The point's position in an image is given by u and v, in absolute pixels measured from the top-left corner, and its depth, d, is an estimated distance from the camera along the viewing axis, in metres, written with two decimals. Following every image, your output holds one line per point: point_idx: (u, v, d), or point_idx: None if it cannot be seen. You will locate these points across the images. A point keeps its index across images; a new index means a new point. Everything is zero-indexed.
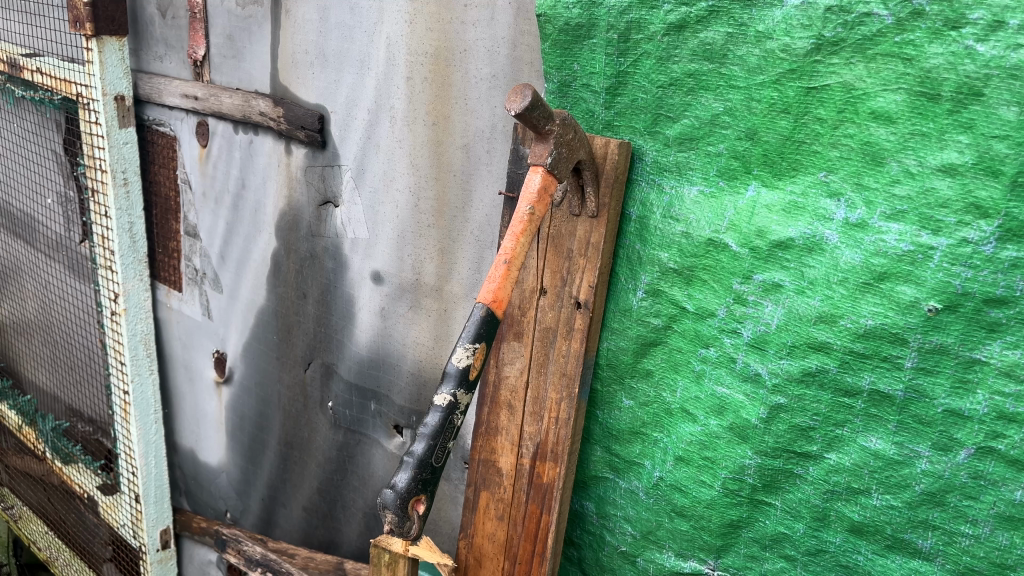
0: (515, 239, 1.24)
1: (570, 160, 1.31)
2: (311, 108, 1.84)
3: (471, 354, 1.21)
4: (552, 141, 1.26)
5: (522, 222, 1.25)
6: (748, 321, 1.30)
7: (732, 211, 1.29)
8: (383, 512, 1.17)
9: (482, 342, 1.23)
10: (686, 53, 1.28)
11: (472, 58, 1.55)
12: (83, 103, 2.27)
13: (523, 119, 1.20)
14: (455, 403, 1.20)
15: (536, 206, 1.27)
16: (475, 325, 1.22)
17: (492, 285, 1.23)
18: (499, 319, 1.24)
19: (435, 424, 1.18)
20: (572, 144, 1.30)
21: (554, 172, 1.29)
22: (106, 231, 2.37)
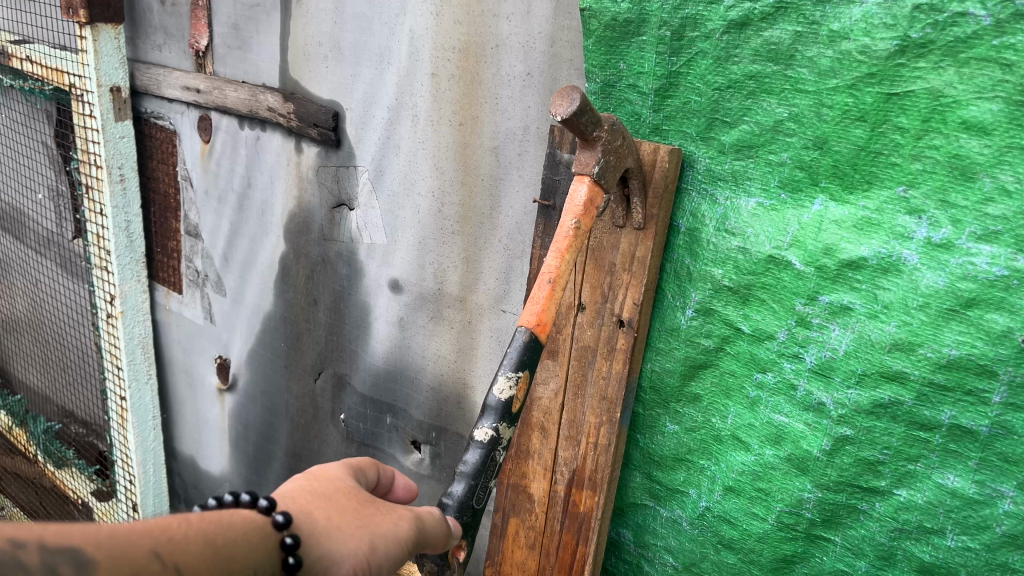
0: (560, 256, 1.14)
1: (618, 169, 1.20)
2: (325, 104, 1.72)
3: (514, 385, 1.11)
4: (599, 148, 1.15)
5: (567, 238, 1.15)
6: (811, 346, 1.20)
7: (796, 226, 1.19)
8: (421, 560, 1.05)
9: (525, 370, 1.12)
10: (748, 53, 1.17)
11: (505, 54, 1.43)
12: (76, 95, 2.13)
13: (569, 125, 1.10)
14: (498, 438, 1.11)
15: (582, 219, 1.16)
16: (517, 353, 1.12)
17: (535, 307, 1.14)
18: (543, 344, 1.14)
19: (475, 462, 1.08)
20: (620, 152, 1.19)
21: (601, 182, 1.17)
22: (101, 229, 2.25)
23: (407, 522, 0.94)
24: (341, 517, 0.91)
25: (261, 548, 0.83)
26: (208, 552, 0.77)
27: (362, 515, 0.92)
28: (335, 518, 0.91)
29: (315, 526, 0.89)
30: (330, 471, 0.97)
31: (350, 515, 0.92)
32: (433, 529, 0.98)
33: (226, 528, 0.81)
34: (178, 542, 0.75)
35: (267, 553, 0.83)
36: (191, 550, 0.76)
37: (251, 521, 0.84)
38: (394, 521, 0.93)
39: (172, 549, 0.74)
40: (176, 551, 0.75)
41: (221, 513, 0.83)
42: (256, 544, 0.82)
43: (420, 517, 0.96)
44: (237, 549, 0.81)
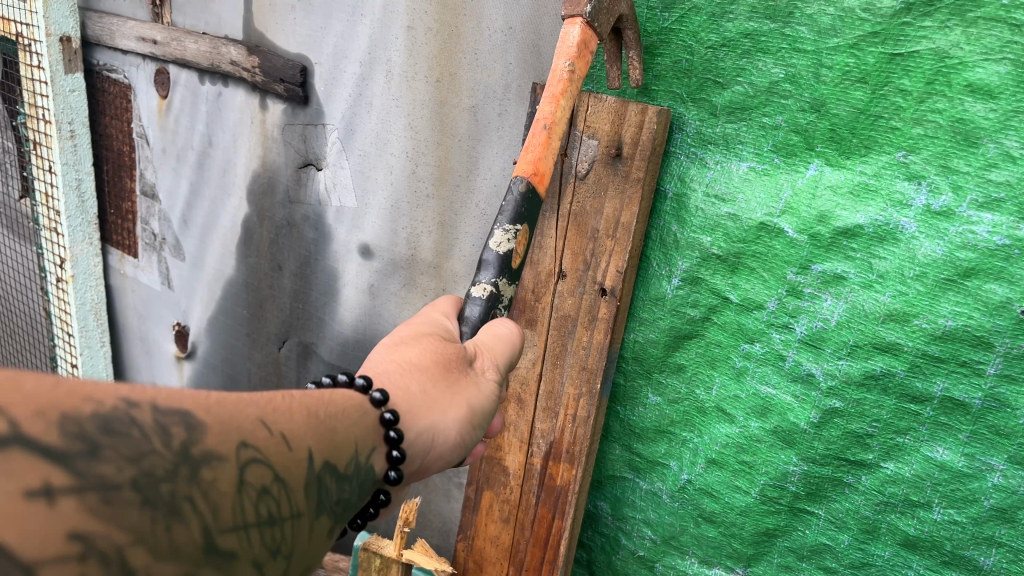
0: (555, 98, 1.08)
1: (611, 15, 1.13)
2: (292, 58, 1.64)
3: (513, 239, 1.02)
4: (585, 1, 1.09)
5: (561, 82, 1.09)
6: (802, 316, 1.16)
7: (789, 191, 1.14)
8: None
9: (524, 224, 1.04)
10: (744, 10, 1.12)
11: (487, 7, 1.36)
12: (24, 45, 2.02)
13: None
14: (498, 296, 1.02)
15: (577, 62, 1.10)
16: (517, 200, 1.04)
17: (532, 153, 1.07)
18: (542, 195, 1.07)
19: (475, 318, 1.00)
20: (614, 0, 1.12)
21: (594, 24, 1.10)
22: (50, 188, 2.13)
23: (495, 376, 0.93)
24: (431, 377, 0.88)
25: (367, 431, 0.79)
26: (308, 421, 0.73)
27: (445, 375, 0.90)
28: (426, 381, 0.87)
29: (413, 402, 0.85)
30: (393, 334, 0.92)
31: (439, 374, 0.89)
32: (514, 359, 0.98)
33: (325, 403, 0.77)
34: (274, 409, 0.70)
35: (366, 431, 0.79)
36: (289, 417, 0.71)
37: (352, 405, 0.79)
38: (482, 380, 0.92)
39: (273, 413, 0.69)
40: (277, 416, 0.70)
41: (318, 392, 0.78)
42: (363, 426, 0.79)
43: (505, 360, 0.95)
44: (337, 422, 0.76)
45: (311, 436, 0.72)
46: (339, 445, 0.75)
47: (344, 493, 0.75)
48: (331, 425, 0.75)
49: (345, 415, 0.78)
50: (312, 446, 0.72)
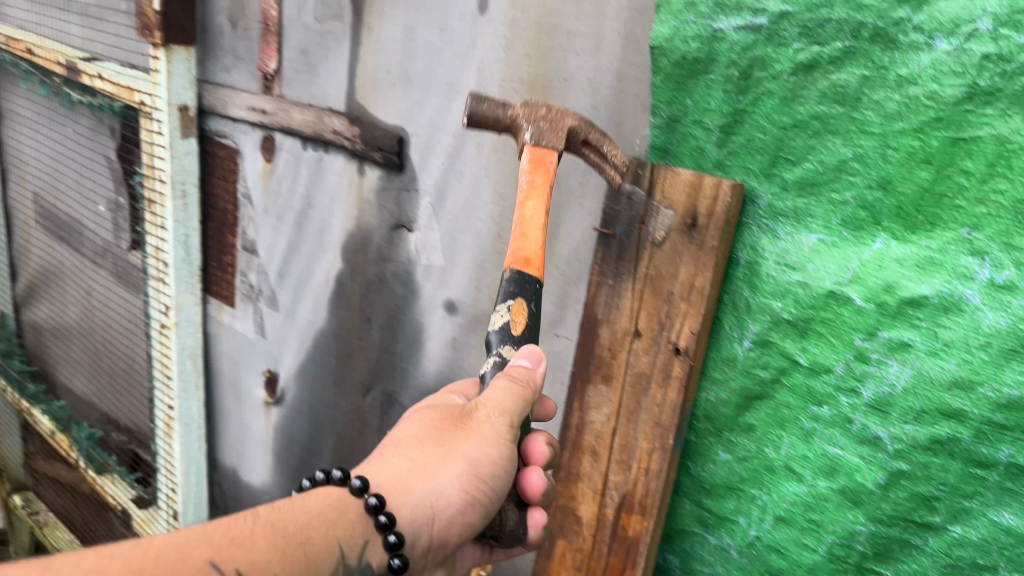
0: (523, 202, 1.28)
1: (561, 130, 1.26)
2: (390, 129, 1.79)
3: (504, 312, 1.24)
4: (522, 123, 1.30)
5: (525, 192, 1.28)
6: (869, 381, 1.22)
7: (857, 262, 1.21)
8: (497, 535, 1.24)
9: (518, 296, 1.24)
10: (814, 95, 1.20)
11: (573, 87, 1.48)
12: (146, 112, 2.23)
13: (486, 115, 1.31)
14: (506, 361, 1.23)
15: (535, 175, 1.28)
16: (510, 284, 1.25)
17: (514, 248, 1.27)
18: (533, 273, 1.25)
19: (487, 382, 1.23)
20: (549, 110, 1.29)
21: (541, 142, 1.27)
22: (161, 242, 2.34)
23: (496, 424, 1.16)
24: (422, 454, 1.16)
25: (359, 527, 1.09)
26: (271, 553, 0.99)
27: (441, 443, 1.17)
28: (421, 456, 1.16)
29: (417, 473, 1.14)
30: (407, 423, 1.23)
31: (431, 446, 1.17)
32: (524, 407, 1.17)
33: (301, 525, 1.04)
34: (229, 556, 0.96)
35: (355, 528, 1.08)
36: (241, 556, 0.97)
37: (338, 507, 1.09)
38: (480, 432, 1.16)
39: (221, 560, 0.96)
40: (227, 559, 0.96)
41: (304, 510, 1.07)
42: (347, 521, 1.09)
43: (509, 409, 1.16)
44: (316, 537, 1.04)
45: (277, 563, 0.99)
46: (309, 561, 1.02)
47: None
48: (303, 541, 1.03)
49: (326, 527, 1.06)
50: (287, 566, 1.00)
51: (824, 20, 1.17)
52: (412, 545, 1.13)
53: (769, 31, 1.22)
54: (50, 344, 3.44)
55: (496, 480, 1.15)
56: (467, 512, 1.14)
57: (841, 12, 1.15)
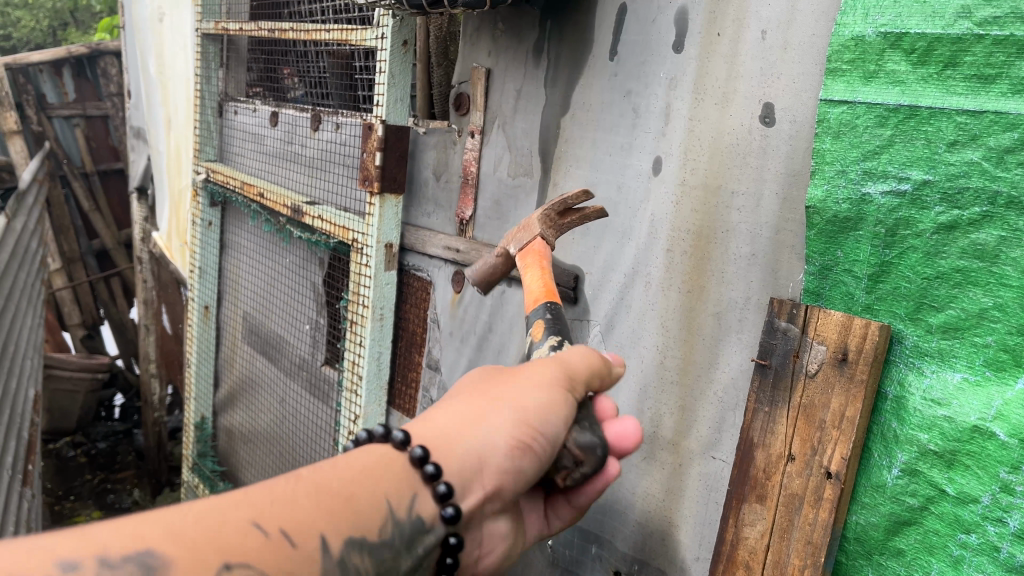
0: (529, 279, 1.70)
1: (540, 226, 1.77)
2: (568, 269, 2.10)
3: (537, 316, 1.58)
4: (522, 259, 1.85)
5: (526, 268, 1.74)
6: (1015, 511, 1.30)
7: (999, 400, 1.33)
8: (578, 458, 1.24)
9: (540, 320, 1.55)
10: (955, 251, 1.36)
11: (734, 237, 1.72)
12: (357, 247, 2.64)
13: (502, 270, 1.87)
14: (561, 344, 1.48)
15: (531, 253, 1.75)
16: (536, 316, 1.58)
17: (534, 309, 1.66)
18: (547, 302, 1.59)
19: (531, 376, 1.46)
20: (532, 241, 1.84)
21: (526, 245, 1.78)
22: (357, 358, 2.68)
23: (545, 377, 1.24)
24: (469, 405, 1.22)
25: (405, 481, 1.13)
26: (317, 508, 1.02)
27: (484, 397, 1.22)
28: (461, 410, 1.21)
29: (470, 425, 1.19)
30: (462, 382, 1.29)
31: (480, 400, 1.22)
32: (590, 376, 1.32)
33: (355, 478, 1.10)
34: (275, 516, 0.99)
35: (404, 483, 1.13)
36: (285, 514, 0.99)
37: (384, 463, 1.14)
38: (532, 380, 1.23)
39: (265, 519, 0.97)
40: (272, 518, 0.98)
41: (356, 466, 1.12)
42: (398, 475, 1.13)
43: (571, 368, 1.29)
44: (370, 491, 1.10)
45: (324, 519, 1.02)
46: (356, 517, 1.06)
47: (387, 533, 1.09)
48: (349, 498, 1.06)
49: (372, 480, 1.11)
50: (353, 516, 1.05)
51: (962, 188, 1.34)
52: (465, 498, 1.17)
53: (913, 195, 1.40)
54: (240, 448, 3.86)
55: (547, 426, 1.19)
56: (518, 459, 1.18)
57: (977, 182, 1.32)
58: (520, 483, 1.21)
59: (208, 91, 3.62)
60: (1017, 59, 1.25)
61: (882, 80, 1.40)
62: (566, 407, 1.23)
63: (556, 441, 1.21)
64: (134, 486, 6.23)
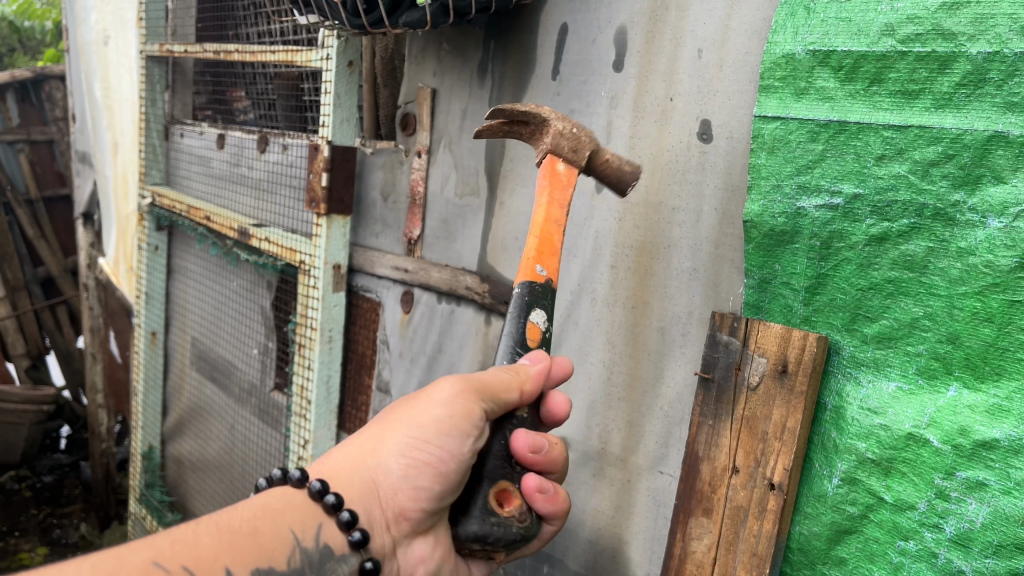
0: (547, 222, 1.52)
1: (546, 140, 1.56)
2: (516, 286, 2.07)
3: (546, 326, 1.50)
4: (588, 142, 1.51)
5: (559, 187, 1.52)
6: (950, 517, 1.32)
7: (932, 408, 1.35)
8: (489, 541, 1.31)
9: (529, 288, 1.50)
10: (887, 262, 1.40)
11: (676, 252, 1.74)
12: (304, 269, 2.62)
13: (614, 172, 1.53)
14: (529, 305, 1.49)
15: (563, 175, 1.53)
16: (522, 300, 1.48)
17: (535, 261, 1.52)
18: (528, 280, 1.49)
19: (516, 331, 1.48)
20: (574, 121, 1.53)
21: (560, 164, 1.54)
22: (306, 381, 2.65)
23: (450, 388, 1.31)
24: (365, 437, 1.36)
25: (307, 513, 1.29)
26: (218, 545, 1.18)
27: (389, 419, 1.35)
28: (367, 436, 1.35)
29: (371, 456, 1.32)
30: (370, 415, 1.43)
31: (375, 428, 1.36)
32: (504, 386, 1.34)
33: (270, 511, 1.28)
34: (174, 555, 1.14)
35: (309, 514, 1.29)
36: (183, 553, 1.15)
37: (284, 500, 1.30)
38: (433, 397, 1.32)
39: (165, 559, 1.13)
40: (172, 556, 1.14)
41: (270, 505, 1.29)
42: (300, 508, 1.29)
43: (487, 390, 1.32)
44: (287, 521, 1.28)
45: (225, 553, 1.18)
46: (258, 550, 1.22)
47: (302, 553, 1.26)
48: (250, 533, 1.23)
49: (270, 518, 1.27)
50: (259, 551, 1.22)
51: (891, 201, 1.37)
52: (371, 524, 1.31)
53: (845, 209, 1.43)
54: (188, 477, 3.79)
55: (442, 441, 1.28)
56: (413, 476, 1.30)
57: (905, 195, 1.35)
58: (423, 500, 1.31)
59: (153, 114, 3.57)
60: (938, 75, 1.29)
61: (813, 97, 1.44)
62: (470, 420, 1.30)
63: (457, 456, 1.30)
64: (82, 520, 6.07)
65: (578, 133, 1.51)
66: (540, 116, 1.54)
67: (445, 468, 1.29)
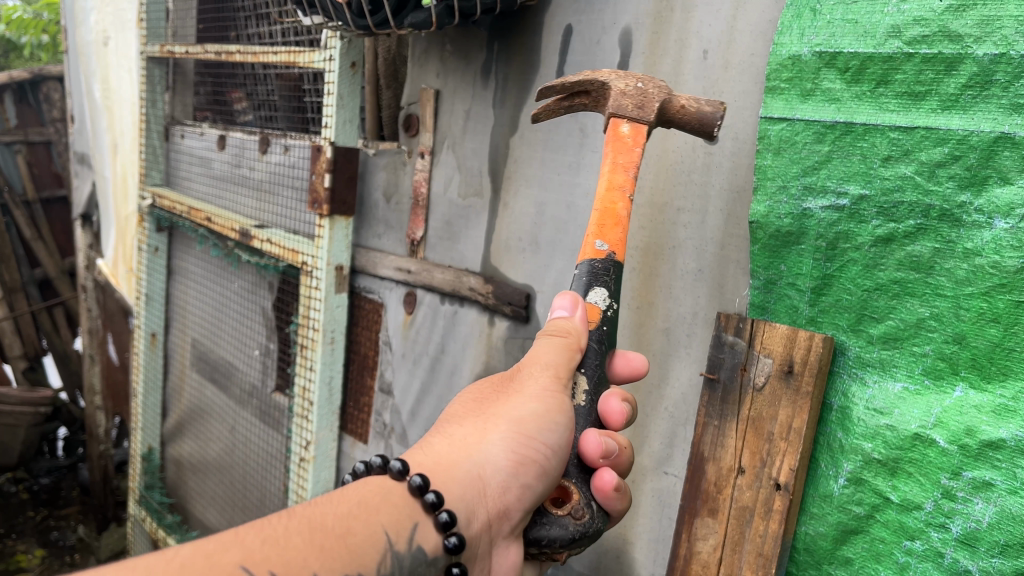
0: (609, 189, 1.47)
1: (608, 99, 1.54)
2: (520, 287, 2.07)
3: (610, 305, 1.41)
4: (656, 94, 1.46)
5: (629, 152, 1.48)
6: (957, 517, 1.32)
7: (939, 408, 1.35)
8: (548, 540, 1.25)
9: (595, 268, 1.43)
10: (893, 263, 1.40)
11: (680, 253, 1.74)
12: (307, 270, 2.62)
13: (693, 116, 1.45)
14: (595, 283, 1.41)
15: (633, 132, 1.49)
16: (587, 278, 1.42)
17: (596, 238, 1.45)
18: (590, 261, 1.43)
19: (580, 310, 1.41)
20: (635, 78, 1.50)
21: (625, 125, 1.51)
22: (308, 382, 2.65)
23: (542, 380, 1.29)
24: (460, 430, 1.26)
25: (405, 510, 1.14)
26: (307, 546, 1.00)
27: (480, 415, 1.28)
28: (466, 430, 1.26)
29: (471, 450, 1.22)
30: (450, 406, 1.34)
31: (471, 421, 1.27)
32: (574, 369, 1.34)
33: (365, 506, 1.11)
34: (264, 558, 0.96)
35: (409, 511, 1.14)
36: (273, 556, 0.97)
37: (381, 494, 1.14)
38: (523, 390, 1.28)
39: (253, 563, 0.95)
40: (258, 560, 0.96)
41: (366, 497, 1.13)
42: (397, 504, 1.14)
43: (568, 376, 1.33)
44: (380, 518, 1.11)
45: (315, 558, 1.00)
46: (351, 553, 1.04)
47: (398, 556, 1.10)
48: (343, 534, 1.05)
49: (365, 516, 1.10)
50: (350, 553, 1.04)
51: (897, 202, 1.38)
52: (469, 520, 1.17)
53: (851, 210, 1.44)
54: (187, 479, 3.78)
55: (546, 434, 1.24)
56: (521, 474, 1.22)
57: (911, 196, 1.36)
58: (526, 501, 1.23)
59: (153, 115, 3.56)
60: (945, 76, 1.29)
61: (819, 98, 1.44)
62: (564, 414, 1.28)
63: (556, 451, 1.26)
64: (79, 522, 6.05)
65: (642, 87, 1.48)
66: (600, 79, 1.52)
67: (546, 465, 1.25)
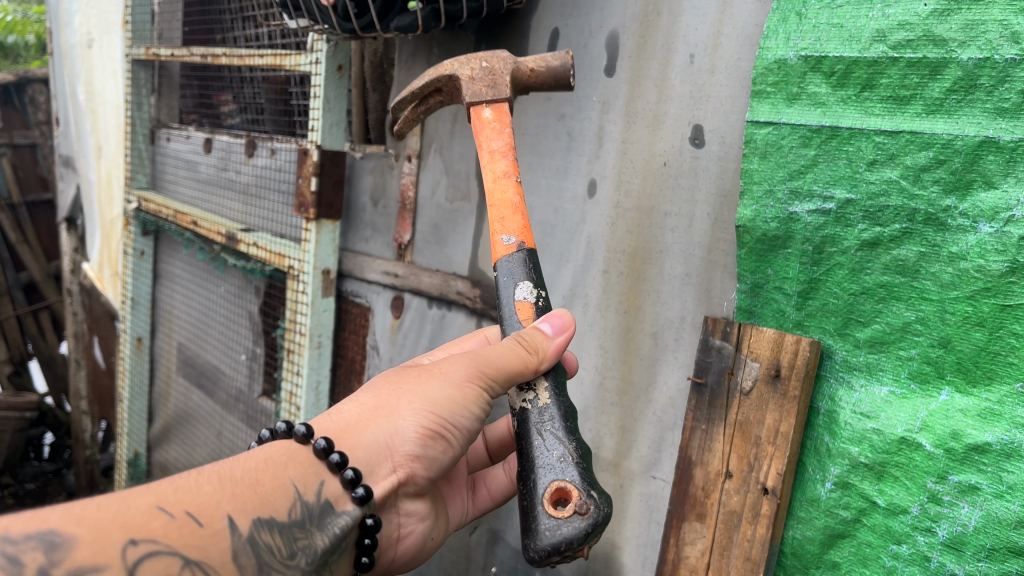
0: (498, 179, 1.45)
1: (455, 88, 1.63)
2: None
3: (539, 295, 1.37)
4: (503, 68, 1.54)
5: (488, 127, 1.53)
6: (943, 521, 1.31)
7: (925, 412, 1.35)
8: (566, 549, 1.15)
9: (515, 264, 1.38)
10: (879, 267, 1.40)
11: (668, 257, 1.74)
12: (293, 274, 2.60)
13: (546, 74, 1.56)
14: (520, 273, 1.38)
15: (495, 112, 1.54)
16: (507, 278, 1.38)
17: (502, 235, 1.41)
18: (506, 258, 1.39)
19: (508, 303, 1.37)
20: (477, 60, 1.56)
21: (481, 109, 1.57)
22: (295, 387, 2.63)
23: (465, 368, 1.26)
24: (375, 400, 1.28)
25: (311, 468, 1.21)
26: (219, 492, 1.10)
27: (399, 386, 1.29)
28: (380, 400, 1.27)
29: (382, 421, 1.25)
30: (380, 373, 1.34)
31: (387, 392, 1.28)
32: (521, 371, 1.25)
33: (272, 463, 1.20)
34: (178, 500, 1.06)
35: (316, 469, 1.21)
36: (186, 499, 1.07)
37: (287, 453, 1.21)
38: (448, 373, 1.27)
39: (167, 503, 1.05)
40: (174, 502, 1.06)
41: (274, 455, 1.21)
42: (303, 462, 1.21)
43: (503, 376, 1.25)
44: (289, 471, 1.19)
45: (228, 502, 1.10)
46: (259, 500, 1.14)
47: (309, 507, 1.19)
48: (252, 483, 1.15)
49: (274, 470, 1.18)
50: (260, 500, 1.14)
51: (882, 206, 1.38)
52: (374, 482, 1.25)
53: (838, 214, 1.44)
54: None
55: (459, 420, 1.26)
56: (428, 445, 1.26)
57: (897, 201, 1.36)
58: (432, 469, 1.29)
59: (139, 118, 3.54)
60: (930, 80, 1.29)
61: (805, 102, 1.44)
62: (482, 402, 1.27)
63: (467, 429, 1.28)
64: None
65: (488, 66, 1.54)
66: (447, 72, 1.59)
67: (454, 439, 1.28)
